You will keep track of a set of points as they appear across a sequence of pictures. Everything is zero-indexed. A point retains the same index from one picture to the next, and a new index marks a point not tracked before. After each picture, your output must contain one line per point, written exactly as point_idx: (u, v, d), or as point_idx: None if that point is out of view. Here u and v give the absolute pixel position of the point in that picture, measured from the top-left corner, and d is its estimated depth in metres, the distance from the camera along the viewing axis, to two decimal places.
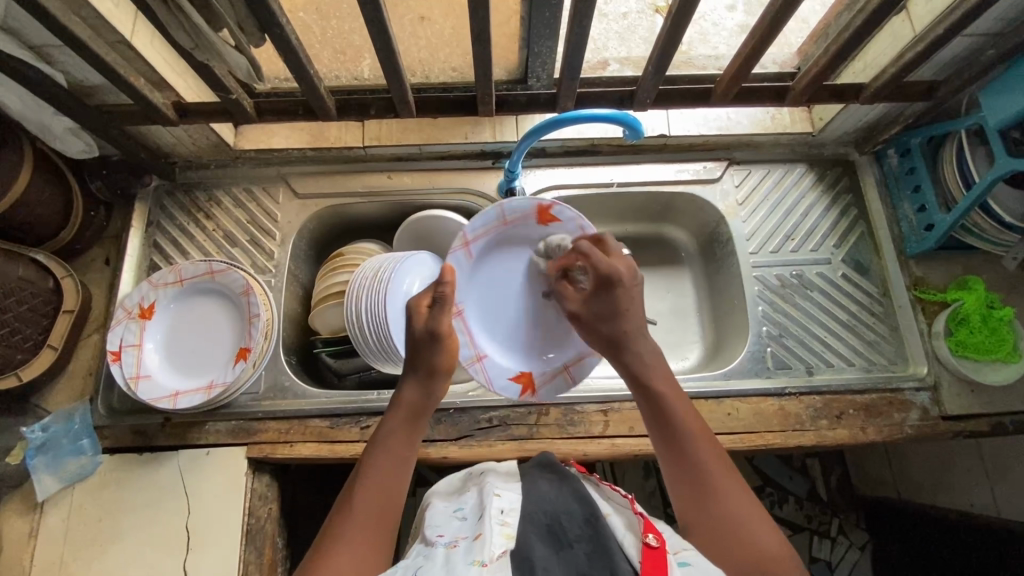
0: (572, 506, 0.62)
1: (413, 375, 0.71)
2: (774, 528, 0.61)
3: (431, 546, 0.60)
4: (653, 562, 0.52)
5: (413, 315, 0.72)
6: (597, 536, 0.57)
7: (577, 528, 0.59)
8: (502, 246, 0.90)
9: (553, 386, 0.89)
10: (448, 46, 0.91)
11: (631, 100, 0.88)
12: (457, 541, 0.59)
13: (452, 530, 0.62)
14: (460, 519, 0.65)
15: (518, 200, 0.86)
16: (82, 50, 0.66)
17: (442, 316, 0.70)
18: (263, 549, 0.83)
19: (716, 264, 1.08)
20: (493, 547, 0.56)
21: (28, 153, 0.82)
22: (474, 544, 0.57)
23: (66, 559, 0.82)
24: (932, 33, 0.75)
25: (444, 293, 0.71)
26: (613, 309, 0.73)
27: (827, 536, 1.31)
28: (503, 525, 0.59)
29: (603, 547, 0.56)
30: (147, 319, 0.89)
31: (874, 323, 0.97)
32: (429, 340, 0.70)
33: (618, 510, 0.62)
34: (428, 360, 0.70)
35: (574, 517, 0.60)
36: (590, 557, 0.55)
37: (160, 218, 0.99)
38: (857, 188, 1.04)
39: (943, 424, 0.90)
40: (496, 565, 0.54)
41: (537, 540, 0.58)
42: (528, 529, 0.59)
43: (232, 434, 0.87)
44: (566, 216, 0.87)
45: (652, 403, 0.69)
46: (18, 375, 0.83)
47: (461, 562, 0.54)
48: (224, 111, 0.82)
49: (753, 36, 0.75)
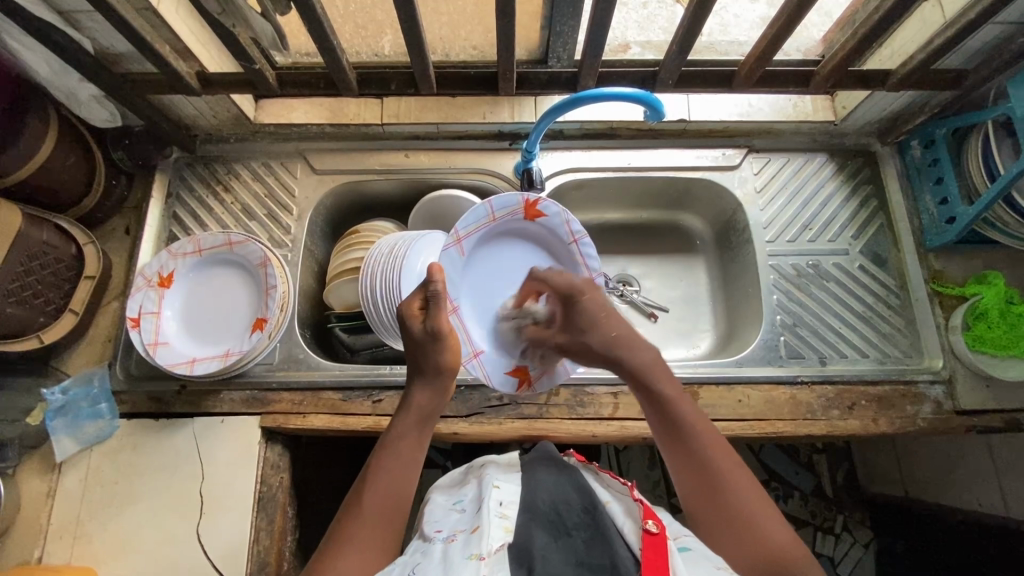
0: (571, 496, 0.62)
1: (420, 381, 0.72)
2: (786, 525, 0.61)
3: (429, 542, 0.59)
4: (655, 549, 0.51)
5: (407, 319, 0.72)
6: (595, 524, 0.57)
7: (576, 517, 0.59)
8: (495, 244, 0.90)
9: (550, 376, 0.87)
10: (469, 24, 0.93)
11: (653, 81, 0.87)
12: (455, 536, 0.58)
13: (451, 526, 0.61)
14: (458, 513, 0.64)
15: (505, 194, 0.85)
16: (111, 13, 0.67)
17: (437, 314, 0.71)
18: (274, 516, 0.85)
19: (731, 253, 1.08)
20: (491, 540, 0.54)
21: (53, 119, 0.83)
22: (472, 538, 0.56)
23: (83, 519, 0.84)
24: (964, 18, 0.74)
25: (436, 292, 0.72)
26: (589, 320, 0.76)
27: (831, 533, 1.31)
28: (502, 518, 0.58)
29: (603, 535, 0.56)
30: (166, 287, 0.90)
31: (890, 315, 0.96)
32: (429, 338, 0.71)
33: (617, 498, 0.62)
34: (434, 361, 0.71)
35: (573, 507, 0.60)
36: (588, 544, 0.55)
37: (180, 189, 1.00)
38: (877, 179, 1.03)
39: (956, 418, 0.90)
40: (494, 559, 0.53)
41: (538, 529, 0.57)
42: (528, 521, 0.58)
43: (246, 403, 0.89)
44: (552, 210, 0.88)
45: (660, 406, 0.70)
46: (39, 338, 0.85)
47: (459, 556, 0.53)
48: (247, 82, 0.83)
49: (780, 18, 0.74)
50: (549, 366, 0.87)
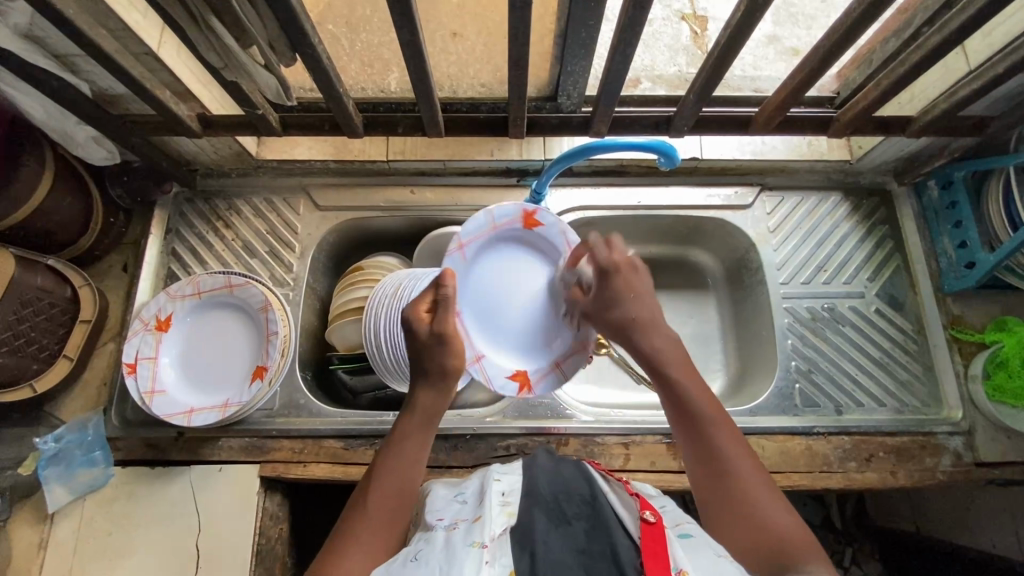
0: (570, 484, 0.59)
1: (422, 379, 0.68)
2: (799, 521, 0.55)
3: (431, 530, 0.55)
4: (655, 538, 0.48)
5: (414, 321, 0.69)
6: (596, 514, 0.53)
7: (576, 507, 0.55)
8: (503, 250, 0.80)
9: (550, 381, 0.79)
10: (478, 62, 0.86)
11: (667, 126, 0.84)
12: (457, 524, 0.55)
13: (452, 514, 0.58)
14: (460, 503, 0.60)
15: (504, 207, 0.77)
16: (109, 64, 0.65)
17: (445, 318, 0.68)
18: (273, 570, 0.82)
19: (743, 292, 1.05)
20: (493, 527, 0.52)
21: (49, 160, 0.80)
22: (474, 527, 0.53)
23: (75, 572, 0.81)
24: (989, 70, 0.71)
25: (444, 296, 0.69)
26: (618, 295, 0.69)
27: (839, 566, 1.26)
28: (504, 506, 0.55)
29: (603, 523, 0.51)
30: (164, 331, 0.88)
31: (907, 361, 0.93)
32: (436, 341, 0.67)
33: (618, 488, 0.59)
34: (438, 364, 0.67)
35: (574, 498, 0.56)
36: (589, 534, 0.51)
37: (180, 226, 0.98)
38: (894, 219, 1.00)
39: (976, 471, 0.87)
40: (496, 546, 0.49)
41: (538, 514, 0.53)
42: (529, 506, 0.54)
43: (245, 451, 0.86)
44: (550, 222, 0.79)
45: (677, 402, 0.65)
46: (33, 386, 0.82)
47: (460, 544, 0.50)
48: (249, 124, 0.80)
49: (801, 69, 0.72)
50: (548, 372, 0.79)
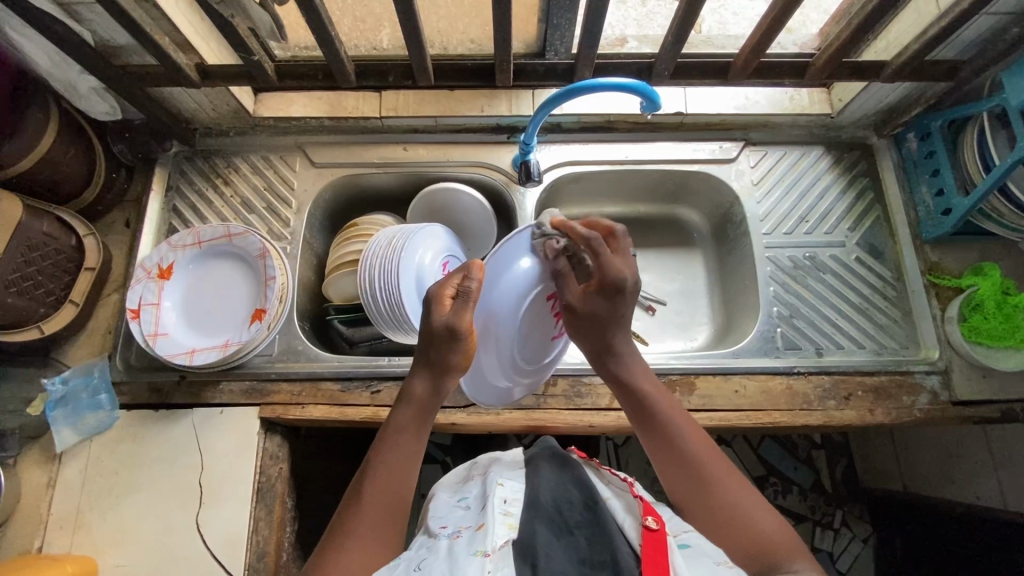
0: (572, 493, 0.64)
1: (425, 371, 0.68)
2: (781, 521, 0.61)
3: (434, 538, 0.60)
4: (655, 546, 0.51)
5: (435, 304, 0.67)
6: (597, 522, 0.58)
7: (577, 515, 0.60)
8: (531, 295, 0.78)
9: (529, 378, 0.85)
10: (467, 17, 0.91)
11: (650, 72, 0.88)
12: (460, 532, 0.59)
13: (456, 521, 0.62)
14: (463, 509, 0.65)
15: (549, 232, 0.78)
16: (110, 6, 0.68)
17: (463, 312, 0.66)
18: (273, 506, 0.85)
19: (728, 245, 1.08)
20: (495, 538, 0.55)
21: (54, 112, 0.83)
22: (477, 535, 0.57)
23: (83, 509, 0.85)
24: (954, 9, 0.75)
25: (470, 289, 0.67)
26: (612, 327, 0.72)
27: (830, 528, 1.31)
28: (505, 515, 0.59)
29: (603, 533, 0.56)
30: (166, 278, 0.91)
31: (886, 306, 0.96)
32: (448, 337, 0.67)
33: (618, 494, 0.64)
34: (444, 358, 0.67)
35: (574, 505, 0.61)
36: (590, 542, 0.56)
37: (180, 182, 1.01)
38: (874, 172, 1.03)
39: (952, 409, 0.90)
40: (498, 556, 0.52)
41: (541, 524, 0.57)
42: (531, 515, 0.59)
43: (246, 394, 0.89)
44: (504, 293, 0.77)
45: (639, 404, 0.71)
46: (40, 328, 0.86)
47: (465, 552, 0.54)
48: (247, 74, 0.84)
49: (770, 14, 0.75)
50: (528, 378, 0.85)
